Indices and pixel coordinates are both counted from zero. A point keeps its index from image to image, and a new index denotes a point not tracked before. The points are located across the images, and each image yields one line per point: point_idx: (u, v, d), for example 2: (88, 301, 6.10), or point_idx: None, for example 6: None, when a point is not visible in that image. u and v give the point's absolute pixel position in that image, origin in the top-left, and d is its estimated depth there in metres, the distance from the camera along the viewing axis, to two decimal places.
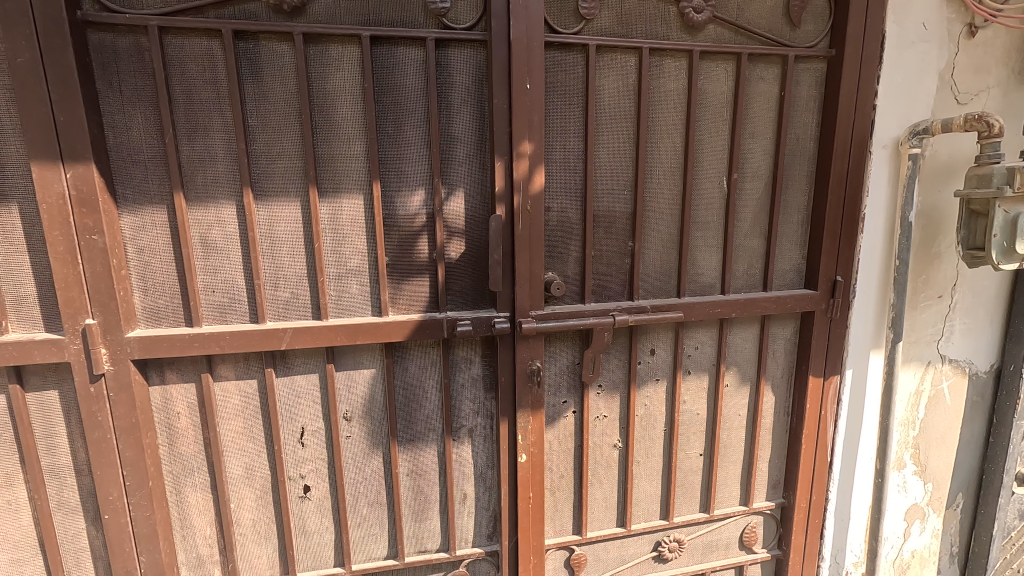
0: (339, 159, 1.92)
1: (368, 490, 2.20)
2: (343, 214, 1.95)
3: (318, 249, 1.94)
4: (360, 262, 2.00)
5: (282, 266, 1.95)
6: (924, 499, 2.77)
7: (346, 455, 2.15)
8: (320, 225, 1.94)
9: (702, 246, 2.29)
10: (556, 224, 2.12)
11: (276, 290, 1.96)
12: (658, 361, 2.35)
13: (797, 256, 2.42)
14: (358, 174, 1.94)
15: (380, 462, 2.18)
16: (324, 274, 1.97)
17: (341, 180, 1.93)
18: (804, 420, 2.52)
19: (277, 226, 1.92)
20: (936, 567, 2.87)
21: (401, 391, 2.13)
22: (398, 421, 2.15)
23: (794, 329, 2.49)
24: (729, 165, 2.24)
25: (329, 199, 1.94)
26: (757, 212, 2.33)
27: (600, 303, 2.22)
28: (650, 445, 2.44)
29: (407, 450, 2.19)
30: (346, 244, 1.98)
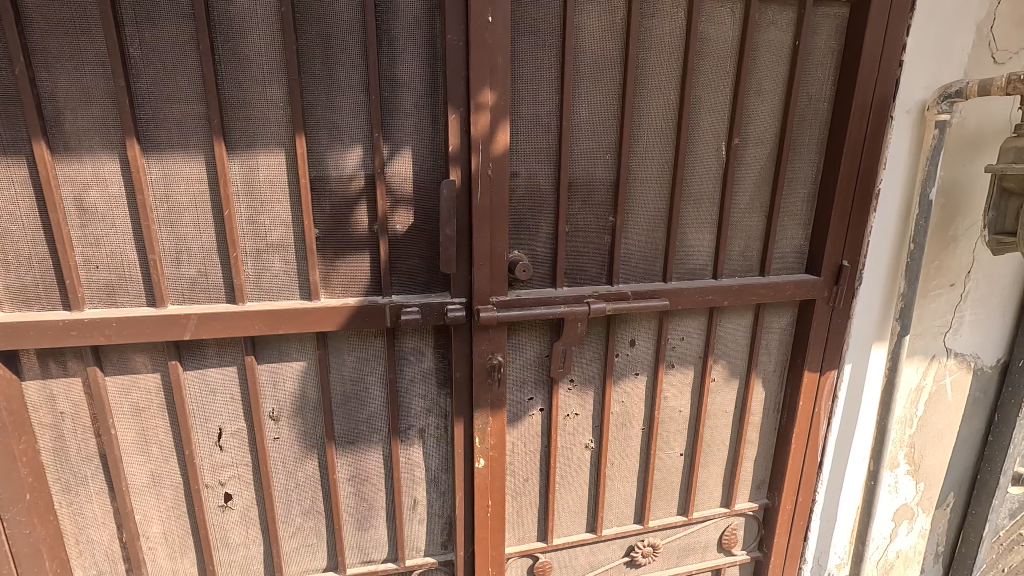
0: (252, 105, 1.53)
1: (301, 498, 1.91)
2: (260, 175, 1.58)
3: (229, 218, 1.57)
4: (284, 235, 1.64)
5: (183, 239, 1.58)
6: (914, 499, 2.59)
7: (274, 459, 1.84)
8: (230, 189, 1.56)
9: (694, 222, 1.98)
10: (524, 193, 1.78)
11: (178, 268, 1.60)
12: (639, 354, 2.07)
13: (800, 236, 2.13)
14: (277, 125, 1.55)
15: (315, 466, 1.89)
16: (238, 249, 1.61)
17: (255, 131, 1.54)
18: (796, 418, 2.29)
19: (175, 189, 1.54)
20: (920, 567, 2.73)
21: (337, 388, 1.82)
22: (336, 419, 1.85)
23: (791, 318, 2.22)
24: (730, 128, 1.90)
25: (240, 155, 1.55)
26: (759, 186, 2.02)
27: (574, 288, 1.90)
28: (627, 445, 2.19)
29: (347, 453, 1.90)
30: (266, 211, 1.61)
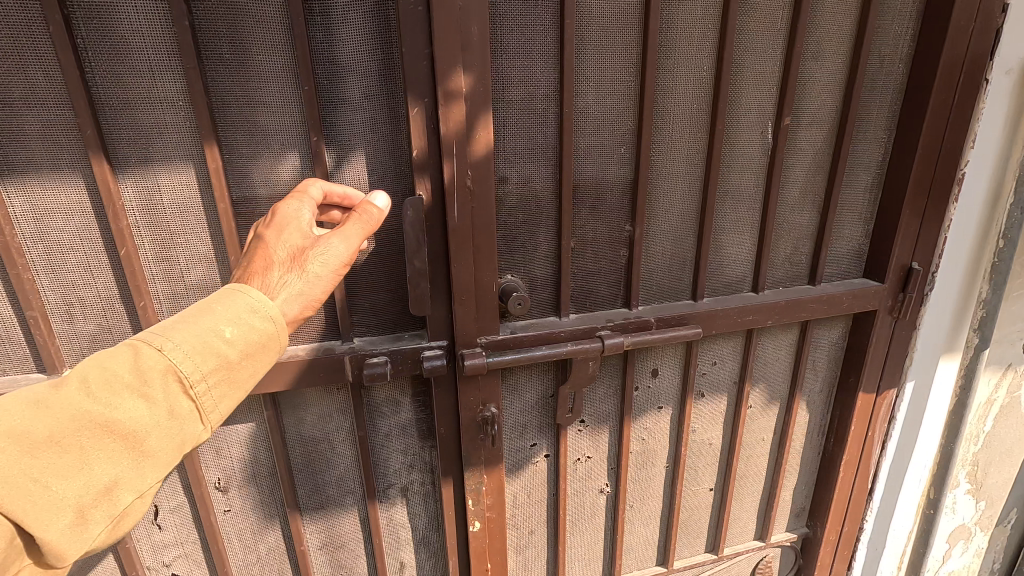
0: (139, 105, 1.11)
1: (265, 572, 1.61)
2: (164, 199, 1.19)
3: (126, 258, 1.18)
4: (208, 274, 1.27)
5: (72, 287, 1.21)
6: (973, 518, 2.28)
7: (227, 535, 1.53)
8: (124, 220, 1.17)
9: (731, 225, 1.59)
10: (516, 202, 1.38)
11: (71, 324, 1.24)
12: (662, 385, 1.72)
13: (859, 233, 1.73)
14: (178, 129, 1.15)
15: (279, 538, 1.58)
16: (146, 296, 1.23)
17: (149, 140, 1.14)
18: (846, 445, 1.94)
19: (48, 223, 1.15)
20: None
21: (297, 450, 1.49)
22: (299, 484, 1.53)
23: (844, 331, 1.85)
24: (779, 103, 1.48)
25: (133, 173, 1.16)
26: (813, 175, 1.61)
27: (583, 315, 1.53)
28: (648, 485, 1.87)
29: (316, 521, 1.58)
30: (179, 246, 1.23)
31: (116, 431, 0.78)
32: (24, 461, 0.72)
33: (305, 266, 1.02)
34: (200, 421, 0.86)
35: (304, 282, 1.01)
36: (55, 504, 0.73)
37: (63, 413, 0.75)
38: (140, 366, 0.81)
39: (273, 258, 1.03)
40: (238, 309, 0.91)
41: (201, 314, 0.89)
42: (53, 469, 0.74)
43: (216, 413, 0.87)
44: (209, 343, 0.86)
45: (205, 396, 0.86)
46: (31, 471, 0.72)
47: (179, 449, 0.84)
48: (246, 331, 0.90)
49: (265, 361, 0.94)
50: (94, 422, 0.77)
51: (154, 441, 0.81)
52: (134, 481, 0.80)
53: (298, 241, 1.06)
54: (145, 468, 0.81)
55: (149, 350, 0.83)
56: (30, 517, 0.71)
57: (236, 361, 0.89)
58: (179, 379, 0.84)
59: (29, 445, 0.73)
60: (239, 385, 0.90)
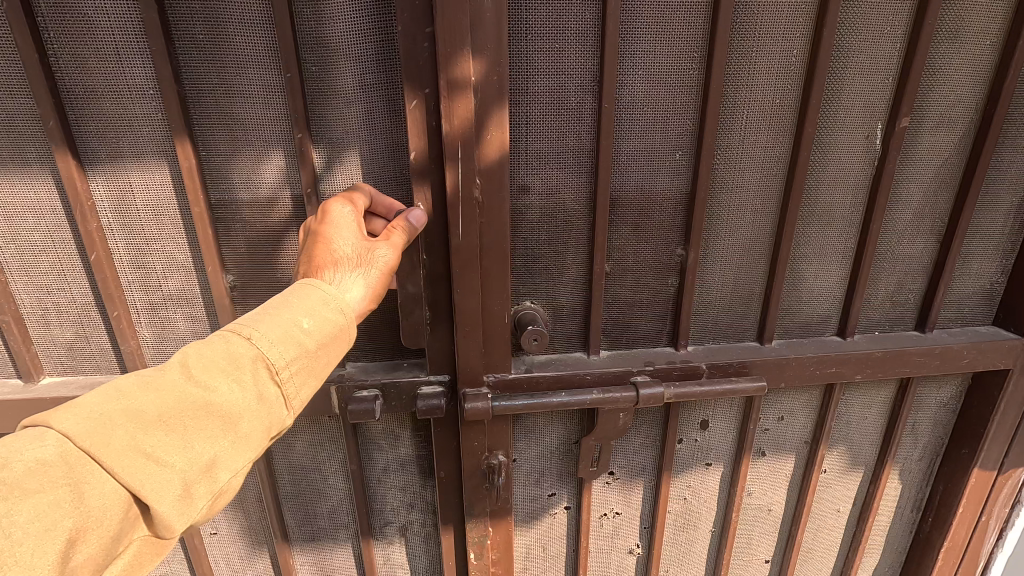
0: (107, 94, 0.98)
1: None
2: (135, 200, 1.06)
3: (97, 263, 1.07)
4: (186, 285, 1.13)
5: (47, 291, 1.12)
6: None
7: (215, 555, 1.44)
8: (93, 222, 1.05)
9: (815, 254, 1.26)
10: (539, 217, 1.14)
11: (48, 329, 1.16)
12: (712, 439, 1.42)
13: (990, 270, 1.34)
14: (149, 122, 1.00)
15: (268, 564, 1.46)
16: (120, 305, 1.12)
17: (119, 134, 1.01)
18: (950, 530, 1.55)
19: (18, 223, 1.06)
20: None
21: (286, 478, 1.35)
22: (289, 512, 1.39)
23: (959, 390, 1.45)
24: (896, 99, 1.13)
25: (104, 171, 1.03)
26: (934, 194, 1.24)
27: (619, 353, 1.27)
28: (687, 550, 1.58)
29: (307, 552, 1.45)
30: (154, 252, 1.10)
31: (215, 412, 0.67)
32: (134, 436, 0.61)
33: (374, 261, 0.90)
34: (284, 408, 0.74)
35: (375, 276, 0.89)
36: (162, 482, 0.61)
37: (168, 393, 0.65)
38: (230, 351, 0.71)
39: (338, 254, 0.88)
40: (314, 300, 0.81)
41: (280, 306, 0.78)
42: (164, 445, 0.62)
43: (300, 401, 0.76)
44: (291, 330, 0.75)
45: (290, 382, 0.74)
46: (142, 445, 0.61)
47: (266, 436, 0.72)
48: (324, 321, 0.79)
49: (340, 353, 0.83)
50: (195, 403, 0.65)
51: (249, 424, 0.69)
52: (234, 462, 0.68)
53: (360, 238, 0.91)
54: (242, 451, 0.69)
55: (237, 337, 0.72)
56: (147, 490, 0.60)
57: (316, 351, 0.77)
58: (266, 365, 0.72)
59: (139, 421, 0.62)
60: (318, 375, 0.78)
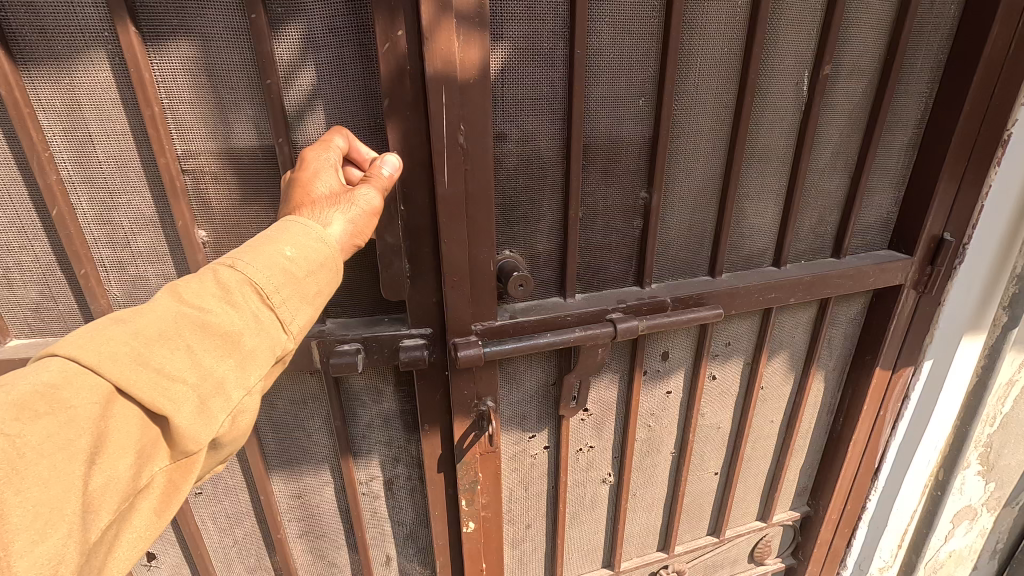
0: (56, 35, 0.87)
1: (245, 554, 1.47)
2: (95, 152, 0.95)
3: (59, 220, 0.95)
4: (155, 244, 1.03)
5: (7, 249, 0.99)
6: (980, 499, 2.04)
7: (207, 516, 1.39)
8: (53, 174, 0.93)
9: (754, 193, 1.41)
10: (517, 164, 1.16)
11: (11, 290, 1.03)
12: (673, 366, 1.56)
13: (888, 202, 1.58)
14: (105, 67, 0.90)
15: (255, 522, 1.43)
16: (87, 264, 1.00)
17: (71, 81, 0.90)
18: (857, 425, 1.83)
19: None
20: (971, 565, 2.22)
21: (272, 434, 1.31)
22: (274, 470, 1.36)
23: (864, 305, 1.71)
24: (819, 49, 1.27)
25: (58, 117, 0.92)
26: (847, 136, 1.43)
27: (589, 295, 1.35)
28: (652, 472, 1.74)
29: (295, 506, 1.42)
30: (119, 207, 0.99)
31: (214, 331, 0.69)
32: (141, 353, 0.63)
33: (354, 198, 0.88)
34: (283, 332, 0.76)
35: (357, 213, 0.87)
36: (174, 393, 0.64)
37: (164, 315, 0.67)
38: (219, 280, 0.72)
39: (316, 195, 0.87)
40: (295, 231, 0.80)
41: (262, 239, 0.78)
42: (170, 361, 0.65)
43: (297, 325, 0.77)
44: (273, 258, 0.75)
45: (282, 307, 0.75)
46: (149, 361, 0.64)
47: (269, 355, 0.74)
48: (309, 250, 0.79)
49: (330, 282, 0.83)
50: (193, 322, 0.68)
51: (251, 342, 0.72)
52: (241, 377, 0.70)
53: (336, 180, 0.89)
54: (248, 368, 0.71)
55: (223, 267, 0.74)
56: (161, 401, 0.63)
57: (304, 278, 0.77)
58: (255, 291, 0.73)
59: (142, 338, 0.64)
60: (311, 301, 0.79)
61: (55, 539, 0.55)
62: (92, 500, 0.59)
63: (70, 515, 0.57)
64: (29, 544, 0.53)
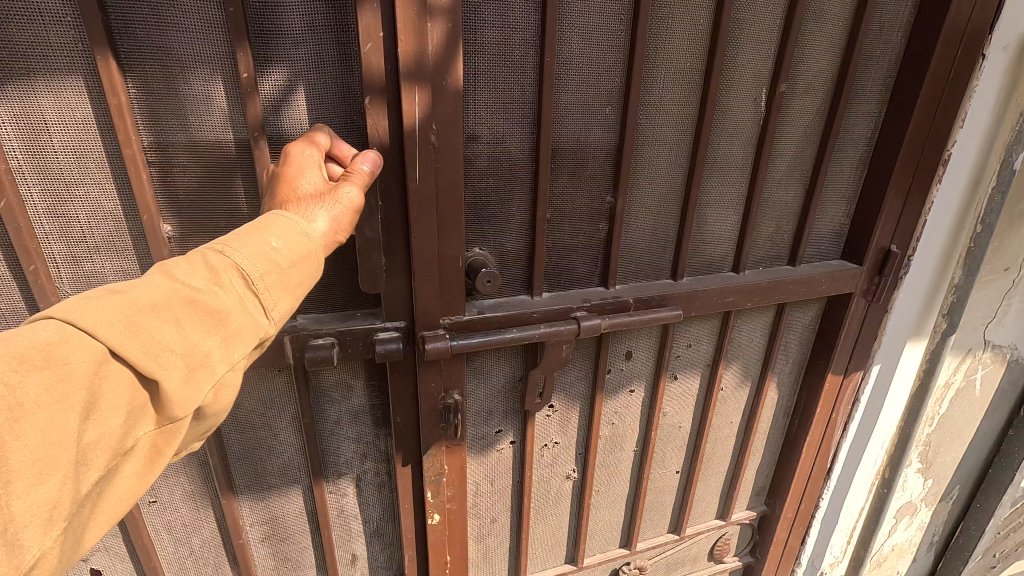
0: (12, 16, 0.86)
1: (199, 566, 1.45)
2: (51, 139, 0.95)
3: (6, 211, 0.94)
4: (114, 237, 1.04)
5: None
6: (920, 494, 2.17)
7: (156, 529, 1.36)
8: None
9: (715, 200, 1.48)
10: (488, 165, 1.21)
11: None
12: (636, 366, 1.62)
13: (841, 214, 1.67)
14: (64, 51, 0.90)
15: (214, 529, 1.42)
16: (37, 259, 0.99)
17: (28, 63, 0.89)
18: (810, 426, 1.92)
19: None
20: (911, 558, 2.36)
21: (234, 437, 1.31)
22: (236, 474, 1.35)
23: (818, 312, 1.80)
24: (777, 65, 1.36)
25: (9, 105, 0.91)
26: (803, 150, 1.51)
27: (556, 294, 1.40)
28: (615, 469, 1.79)
29: (257, 510, 1.42)
30: (75, 199, 0.99)
31: (202, 310, 0.71)
32: (132, 322, 0.66)
33: (337, 195, 0.91)
34: (265, 317, 0.78)
35: (340, 211, 0.91)
36: (162, 363, 0.67)
37: (155, 289, 0.69)
38: (208, 262, 0.74)
39: (301, 192, 0.90)
40: (280, 224, 0.83)
41: (249, 229, 0.81)
42: (159, 332, 0.67)
43: (278, 312, 0.79)
44: (259, 247, 0.77)
45: (266, 294, 0.77)
46: (140, 331, 0.66)
47: (251, 339, 0.76)
48: (293, 242, 0.81)
49: (312, 275, 0.85)
50: (182, 299, 0.70)
51: (237, 322, 0.74)
52: (226, 355, 0.73)
53: (321, 178, 0.93)
54: (231, 348, 0.73)
55: (212, 252, 0.76)
56: (151, 368, 0.65)
57: (288, 268, 0.79)
58: (242, 277, 0.76)
59: (133, 308, 0.67)
60: (294, 291, 0.81)
61: (47, 485, 0.58)
62: (85, 454, 0.62)
63: (62, 466, 0.60)
64: (26, 487, 0.57)
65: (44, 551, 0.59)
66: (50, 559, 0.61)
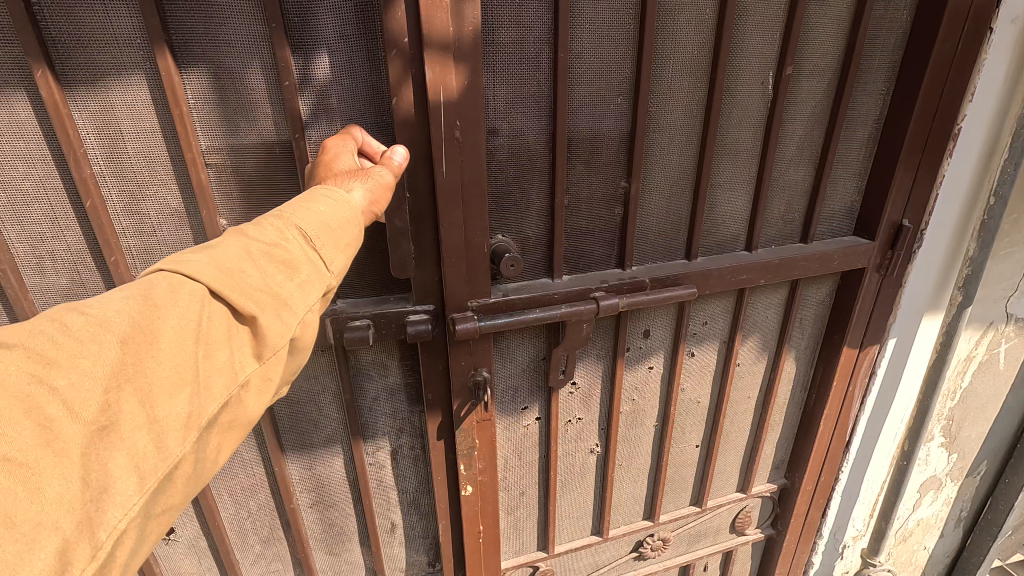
0: (93, 42, 0.98)
1: (257, 526, 1.59)
2: (127, 148, 1.07)
3: (92, 211, 1.07)
4: (179, 232, 1.16)
5: (40, 241, 1.10)
6: (944, 469, 2.21)
7: (219, 493, 1.50)
8: (86, 169, 1.05)
9: (726, 182, 1.54)
10: (508, 157, 1.29)
11: (42, 278, 1.13)
12: (653, 344, 1.70)
13: (852, 191, 1.71)
14: (137, 70, 1.02)
15: (269, 494, 1.55)
16: (117, 252, 1.12)
17: (106, 82, 1.01)
18: (827, 400, 1.97)
19: (6, 171, 1.03)
20: (938, 533, 2.38)
21: (285, 410, 1.43)
22: (286, 445, 1.48)
23: (831, 288, 1.85)
24: (783, 49, 1.40)
25: (93, 118, 1.03)
26: (811, 130, 1.56)
27: (576, 276, 1.48)
28: (637, 444, 1.88)
29: (306, 479, 1.55)
30: (147, 199, 1.12)
31: (274, 261, 0.80)
32: (221, 271, 0.75)
33: (370, 173, 1.00)
34: (326, 270, 0.86)
35: (373, 184, 0.99)
36: (251, 303, 0.76)
37: (233, 247, 0.79)
38: (270, 225, 0.83)
39: (338, 170, 1.00)
40: (324, 193, 0.91)
41: (299, 200, 0.90)
42: (244, 278, 0.76)
43: (336, 266, 0.87)
44: (310, 212, 0.86)
45: (325, 249, 0.86)
46: (228, 277, 0.75)
47: (318, 288, 0.85)
48: (339, 206, 0.90)
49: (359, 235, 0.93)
50: (257, 252, 0.79)
51: (305, 271, 0.83)
52: (301, 298, 0.81)
53: (353, 163, 1.03)
54: (302, 294, 0.82)
55: (271, 218, 0.85)
56: (244, 306, 0.75)
57: (337, 228, 0.88)
58: (301, 235, 0.84)
59: (219, 261, 0.76)
60: (345, 248, 0.89)
61: (179, 398, 0.69)
62: (204, 378, 0.72)
63: (188, 383, 0.70)
64: (165, 398, 0.68)
65: (183, 453, 0.70)
66: (188, 463, 0.72)
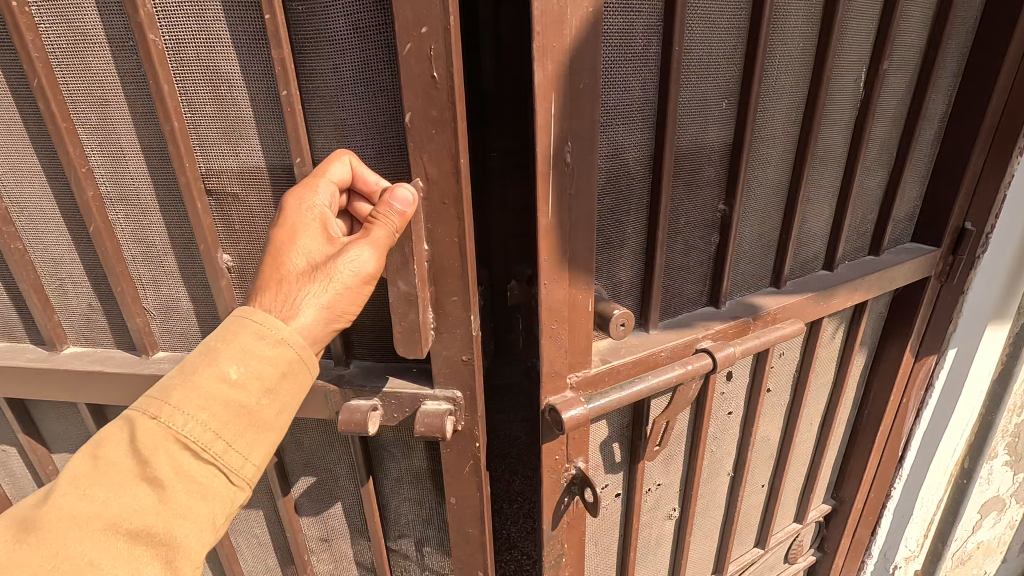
0: (89, 47, 0.86)
1: None
2: (127, 165, 0.94)
3: (96, 236, 0.97)
4: (183, 264, 1.02)
5: (59, 263, 1.05)
6: (1007, 489, 2.19)
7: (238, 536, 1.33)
8: (88, 190, 0.94)
9: (815, 196, 1.34)
10: (605, 182, 0.99)
11: (68, 301, 1.10)
12: (736, 387, 1.47)
13: (915, 196, 1.59)
14: (134, 77, 0.87)
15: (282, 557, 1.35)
16: (126, 282, 1.02)
17: (104, 93, 0.89)
18: (884, 415, 1.84)
19: (27, 190, 1.00)
20: (994, 552, 2.37)
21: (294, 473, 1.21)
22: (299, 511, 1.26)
23: (888, 298, 1.72)
24: (878, 44, 1.22)
25: (92, 132, 0.92)
26: (889, 131, 1.39)
27: (668, 325, 1.21)
28: (712, 497, 1.63)
29: (319, 549, 1.32)
30: (149, 225, 0.99)
31: (181, 479, 0.68)
32: (125, 488, 0.66)
33: (333, 274, 0.79)
34: (232, 477, 0.72)
35: (333, 293, 0.79)
36: (145, 547, 0.65)
37: (145, 439, 0.68)
38: (197, 390, 0.71)
39: (292, 267, 0.80)
40: (248, 333, 0.75)
41: (219, 345, 0.74)
42: (141, 507, 0.66)
43: (251, 466, 0.74)
44: (213, 387, 0.71)
45: (227, 453, 0.72)
46: (122, 516, 0.65)
47: (215, 517, 0.70)
48: (260, 364, 0.74)
49: (297, 391, 0.79)
50: (174, 447, 0.68)
51: (185, 500, 0.68)
52: (188, 535, 0.68)
53: (321, 247, 0.81)
54: (194, 519, 0.68)
55: (204, 380, 0.71)
56: (136, 548, 0.65)
57: (259, 402, 0.74)
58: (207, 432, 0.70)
59: (122, 474, 0.67)
60: (269, 428, 0.76)
61: None
62: None
63: None
64: None
65: None
66: None
